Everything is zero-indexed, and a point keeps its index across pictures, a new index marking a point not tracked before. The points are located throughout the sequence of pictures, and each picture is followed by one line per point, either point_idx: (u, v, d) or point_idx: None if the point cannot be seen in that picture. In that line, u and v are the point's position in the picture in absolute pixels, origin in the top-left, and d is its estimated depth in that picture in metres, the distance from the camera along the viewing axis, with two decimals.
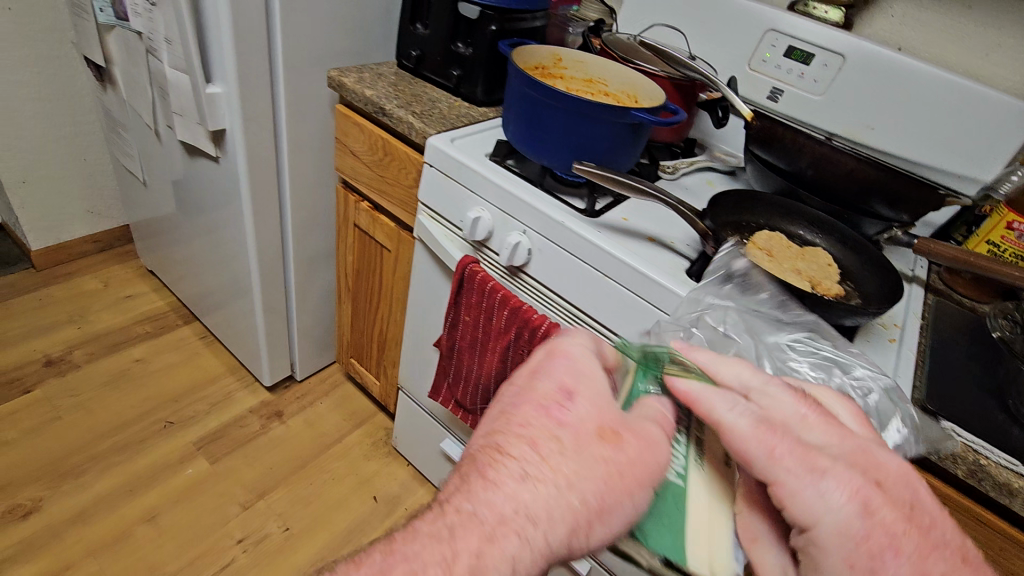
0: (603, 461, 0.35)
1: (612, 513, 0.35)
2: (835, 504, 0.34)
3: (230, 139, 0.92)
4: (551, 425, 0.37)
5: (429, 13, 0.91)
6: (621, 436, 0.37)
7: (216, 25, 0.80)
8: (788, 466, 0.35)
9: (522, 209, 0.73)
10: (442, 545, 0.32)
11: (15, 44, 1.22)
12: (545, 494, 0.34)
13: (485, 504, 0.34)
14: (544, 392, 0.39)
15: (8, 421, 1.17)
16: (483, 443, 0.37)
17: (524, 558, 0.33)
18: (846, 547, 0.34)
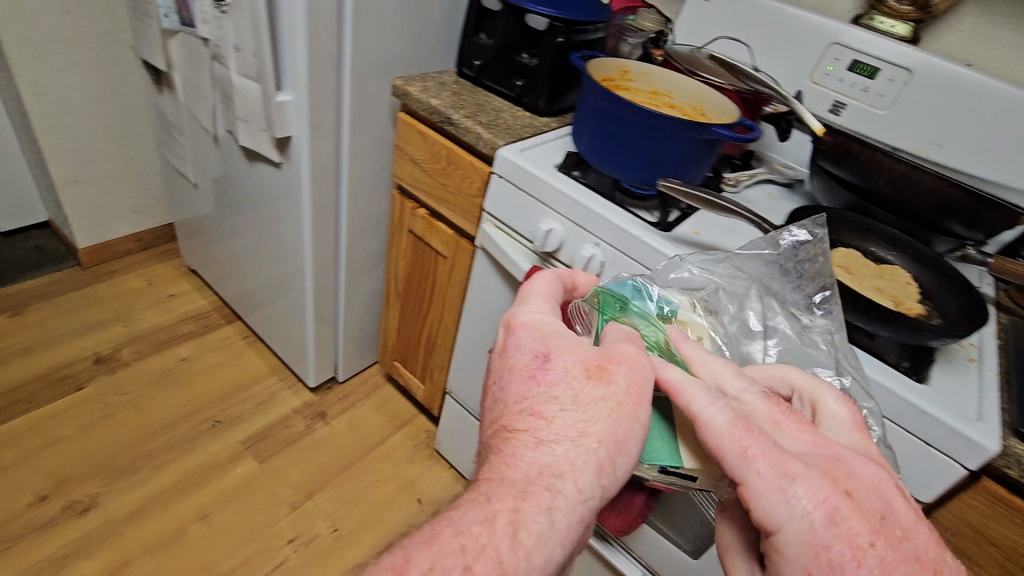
0: (601, 395, 0.41)
1: (627, 441, 0.40)
2: (796, 511, 0.38)
3: (295, 146, 0.93)
4: (542, 391, 0.42)
5: (494, 24, 0.91)
6: (609, 371, 0.42)
7: (291, 35, 0.81)
8: (755, 471, 0.39)
9: (596, 222, 0.74)
10: (479, 511, 0.37)
11: (73, 47, 1.23)
12: (562, 449, 0.39)
13: (514, 470, 0.39)
14: (522, 364, 0.44)
15: (63, 417, 1.19)
16: (497, 429, 0.42)
17: (560, 503, 0.37)
18: (806, 554, 0.37)
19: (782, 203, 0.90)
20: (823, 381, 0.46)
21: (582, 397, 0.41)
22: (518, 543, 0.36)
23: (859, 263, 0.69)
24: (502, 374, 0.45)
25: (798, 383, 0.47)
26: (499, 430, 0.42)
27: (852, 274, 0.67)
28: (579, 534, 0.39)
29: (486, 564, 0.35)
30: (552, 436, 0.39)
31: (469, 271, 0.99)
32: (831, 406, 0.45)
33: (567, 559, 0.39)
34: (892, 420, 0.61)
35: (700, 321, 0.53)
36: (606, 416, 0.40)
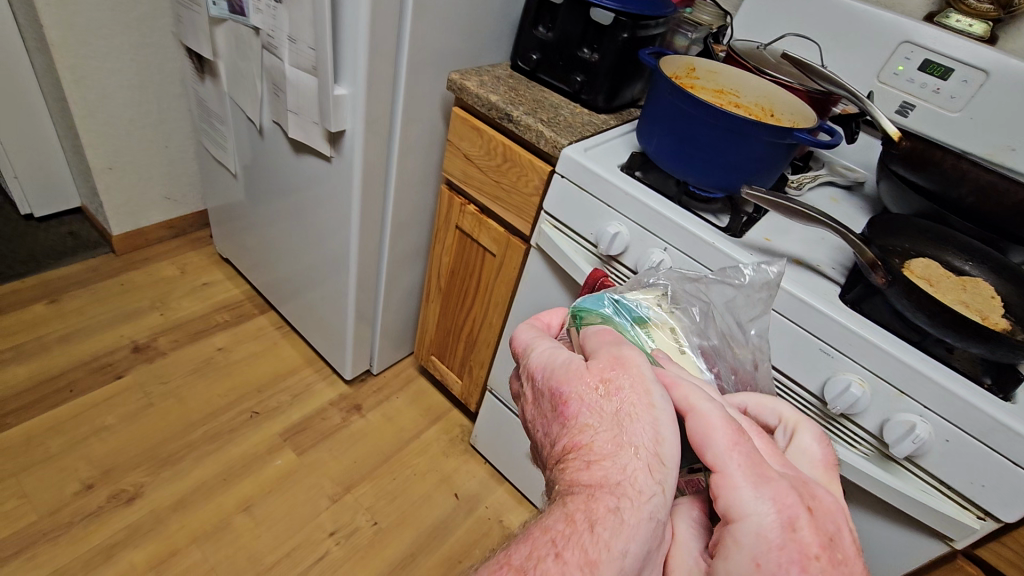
0: (621, 402, 0.39)
1: (663, 437, 0.38)
2: (758, 506, 0.36)
3: (348, 140, 0.91)
4: (569, 417, 0.40)
5: (555, 17, 0.89)
6: (613, 382, 0.40)
7: (352, 27, 0.79)
8: (733, 458, 0.37)
9: (665, 227, 0.72)
10: (553, 519, 0.36)
11: (114, 31, 1.22)
12: (611, 461, 0.37)
13: (574, 482, 0.37)
14: (550, 405, 0.42)
15: (105, 406, 1.19)
16: (552, 468, 0.41)
17: (627, 502, 0.35)
18: (757, 549, 0.35)
19: (845, 207, 0.88)
20: (809, 419, 0.47)
21: (608, 406, 0.39)
22: (599, 533, 0.34)
23: (940, 275, 0.67)
24: (539, 420, 0.44)
25: (787, 415, 0.47)
26: (551, 464, 0.41)
27: (933, 285, 0.65)
28: (657, 533, 0.36)
29: (575, 551, 0.33)
30: (591, 451, 0.38)
31: (519, 270, 0.98)
32: (809, 443, 0.45)
33: (650, 557, 0.36)
34: (980, 439, 0.57)
35: (668, 319, 0.51)
36: (630, 423, 0.38)
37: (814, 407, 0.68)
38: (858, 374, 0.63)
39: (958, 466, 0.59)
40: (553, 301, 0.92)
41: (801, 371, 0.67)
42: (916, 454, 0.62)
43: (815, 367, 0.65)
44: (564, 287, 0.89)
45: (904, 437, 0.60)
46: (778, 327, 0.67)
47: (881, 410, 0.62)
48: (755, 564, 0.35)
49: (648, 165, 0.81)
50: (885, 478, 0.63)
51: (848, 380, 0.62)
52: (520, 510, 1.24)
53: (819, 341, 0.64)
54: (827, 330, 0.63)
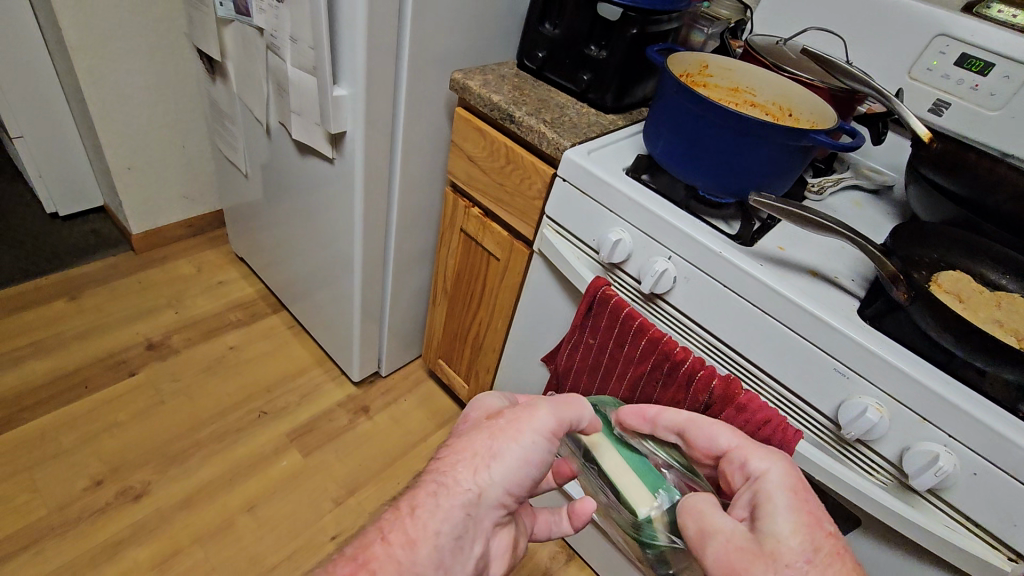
0: (489, 433, 0.47)
1: (501, 456, 0.46)
2: (770, 458, 0.50)
3: (349, 142, 0.90)
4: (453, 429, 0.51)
5: (562, 13, 0.85)
6: (502, 412, 0.49)
7: (350, 27, 0.77)
8: (736, 436, 0.53)
9: (670, 234, 0.68)
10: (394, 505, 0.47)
11: (130, 33, 1.23)
12: (452, 460, 0.47)
13: (421, 478, 0.48)
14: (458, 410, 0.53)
15: (117, 404, 1.21)
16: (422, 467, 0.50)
17: (445, 494, 0.45)
18: (790, 481, 0.49)
19: (870, 213, 0.82)
20: None
21: (474, 433, 0.48)
22: (417, 517, 0.45)
23: (971, 290, 0.61)
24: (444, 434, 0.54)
25: None
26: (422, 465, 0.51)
27: (963, 303, 0.60)
28: (472, 528, 0.46)
29: (399, 534, 0.44)
30: (445, 463, 0.47)
31: (523, 274, 0.95)
32: None
33: (463, 546, 0.46)
34: (1013, 474, 0.52)
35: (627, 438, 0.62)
36: (488, 437, 0.47)
37: (826, 431, 0.63)
38: (875, 398, 0.58)
39: (987, 502, 0.54)
40: (556, 307, 0.89)
41: (814, 392, 0.62)
42: (939, 487, 0.56)
43: (828, 387, 0.60)
44: (567, 293, 0.86)
45: (925, 469, 0.55)
46: (789, 344, 0.62)
47: (899, 437, 0.57)
48: (792, 490, 0.48)
49: (655, 169, 0.77)
50: (903, 510, 0.58)
51: (864, 404, 0.57)
52: None
53: (833, 359, 0.59)
54: (843, 349, 0.58)
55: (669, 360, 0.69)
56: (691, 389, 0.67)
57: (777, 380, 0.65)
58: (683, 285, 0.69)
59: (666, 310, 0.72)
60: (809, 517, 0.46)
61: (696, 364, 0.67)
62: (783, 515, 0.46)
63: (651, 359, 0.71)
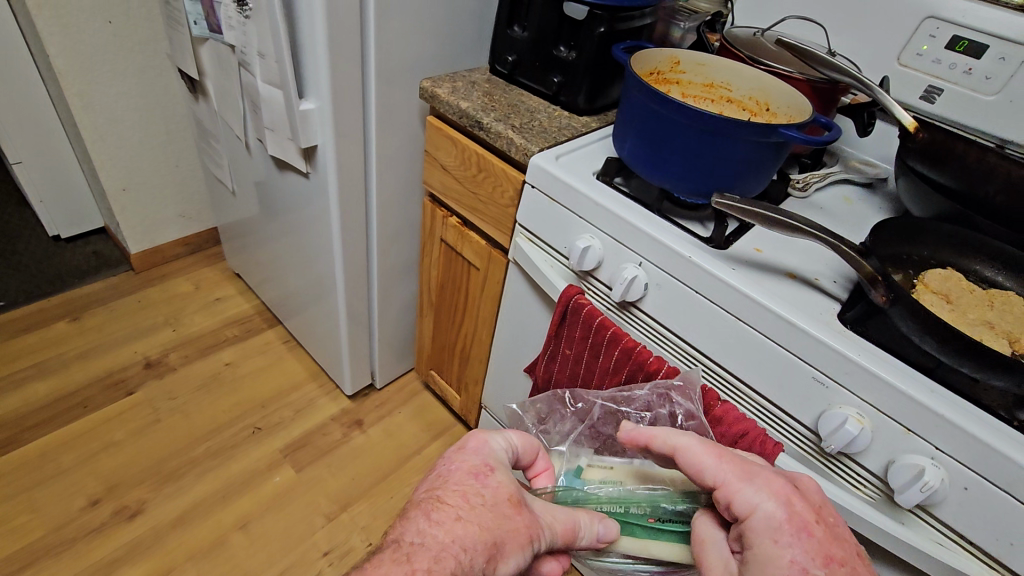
0: (510, 528, 0.43)
1: (509, 557, 0.43)
2: (760, 496, 0.43)
3: (322, 155, 0.89)
4: (469, 488, 0.44)
5: (528, 14, 0.83)
6: (520, 502, 0.45)
7: (311, 39, 0.76)
8: (723, 469, 0.44)
9: (640, 240, 0.65)
10: (396, 566, 0.40)
11: (117, 55, 1.25)
12: (473, 533, 0.42)
13: (433, 545, 0.41)
14: (471, 461, 0.47)
15: (114, 423, 1.22)
16: (419, 514, 0.43)
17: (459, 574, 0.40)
18: (771, 527, 0.42)
19: (860, 209, 0.78)
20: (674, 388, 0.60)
21: (496, 518, 0.43)
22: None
23: (960, 289, 0.57)
24: (440, 476, 0.46)
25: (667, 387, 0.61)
26: (417, 512, 0.44)
27: (951, 304, 0.56)
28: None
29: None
30: (462, 538, 0.41)
31: (502, 284, 0.92)
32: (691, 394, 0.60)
33: None
34: (1006, 489, 0.48)
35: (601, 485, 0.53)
36: (510, 532, 0.43)
37: (808, 443, 0.59)
38: (856, 408, 0.54)
39: (980, 519, 0.50)
40: (534, 317, 0.86)
41: (791, 401, 0.58)
42: (929, 503, 0.52)
43: (807, 397, 0.57)
44: (544, 303, 0.83)
45: (911, 484, 0.51)
46: (763, 351, 0.59)
47: (884, 449, 0.53)
48: (773, 540, 0.42)
49: (625, 172, 0.75)
50: (892, 527, 0.54)
51: (844, 415, 0.53)
52: None
53: (811, 368, 0.56)
54: (819, 357, 0.55)
55: (643, 371, 0.66)
56: None
57: (756, 391, 0.61)
58: (655, 292, 0.66)
59: (640, 317, 0.69)
60: (796, 566, 0.41)
61: (670, 374, 0.64)
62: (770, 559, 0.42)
63: (625, 371, 0.68)
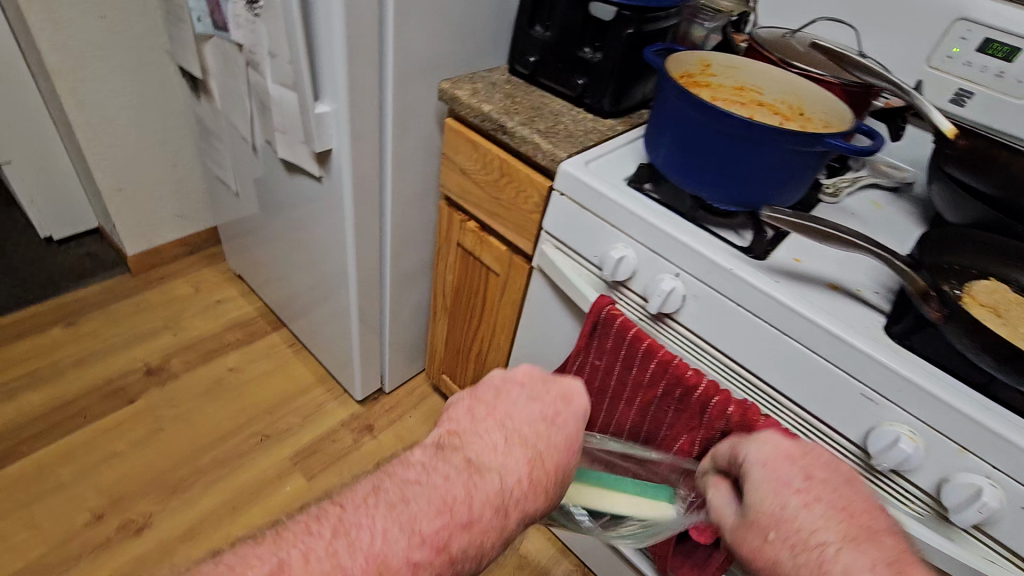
0: (547, 502, 0.46)
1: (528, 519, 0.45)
2: (757, 441, 0.50)
3: (336, 159, 0.86)
4: (565, 461, 0.46)
5: (552, 13, 0.80)
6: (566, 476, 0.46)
7: (329, 39, 0.73)
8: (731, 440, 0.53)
9: (679, 251, 0.63)
10: (495, 512, 0.42)
11: (113, 52, 1.20)
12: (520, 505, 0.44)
13: (525, 506, 0.44)
14: (574, 428, 0.47)
15: (116, 433, 1.19)
16: (522, 461, 0.44)
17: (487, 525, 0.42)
18: (765, 458, 0.48)
19: (891, 214, 0.77)
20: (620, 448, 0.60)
21: (560, 496, 0.48)
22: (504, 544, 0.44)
23: (1009, 301, 0.57)
24: (545, 423, 0.46)
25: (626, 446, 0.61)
26: (520, 461, 0.44)
27: (1002, 316, 0.55)
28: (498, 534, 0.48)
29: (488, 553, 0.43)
30: (536, 509, 0.45)
31: (524, 291, 0.90)
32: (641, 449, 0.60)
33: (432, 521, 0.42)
34: None
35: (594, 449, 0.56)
36: (546, 503, 0.46)
37: (855, 458, 0.58)
38: (907, 425, 0.53)
39: None
40: (560, 327, 0.84)
41: (836, 416, 0.57)
42: (984, 522, 0.52)
43: (853, 411, 0.56)
44: (571, 312, 0.81)
45: (967, 504, 0.50)
46: (808, 366, 0.58)
47: (936, 467, 0.53)
48: (764, 464, 0.48)
49: (658, 177, 0.73)
50: (945, 546, 0.53)
51: (896, 433, 0.53)
52: (540, 537, 1.16)
53: (858, 383, 0.55)
54: (869, 374, 0.53)
55: (681, 385, 0.64)
56: (704, 418, 0.63)
57: (798, 405, 0.60)
58: (692, 303, 0.64)
59: (676, 329, 0.68)
60: (778, 483, 0.46)
61: (709, 389, 0.63)
62: (759, 494, 0.47)
63: (661, 384, 0.67)
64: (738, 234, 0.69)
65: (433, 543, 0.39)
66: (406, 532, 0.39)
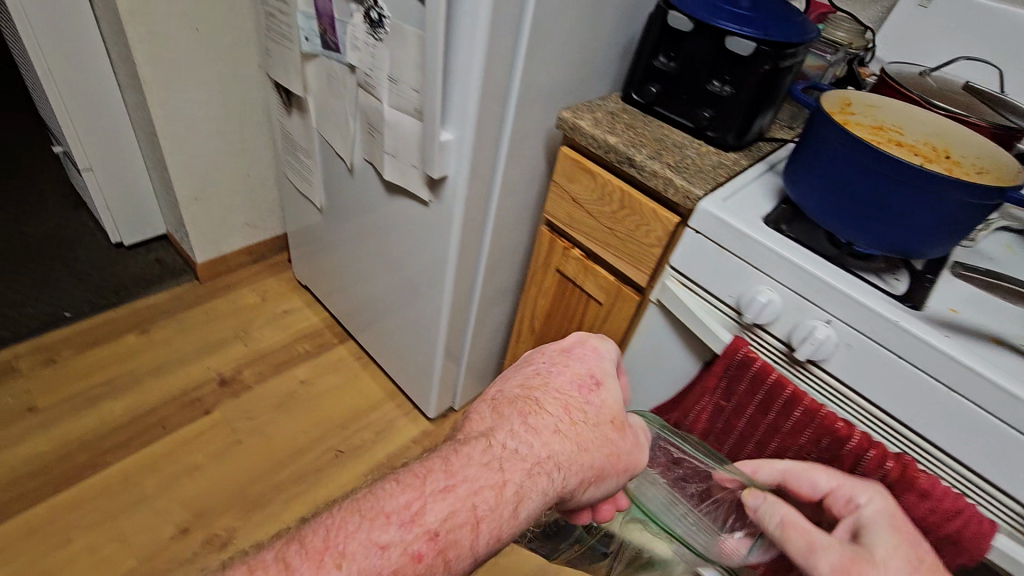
0: (575, 446, 0.45)
1: (563, 468, 0.44)
2: (873, 492, 0.57)
3: (450, 185, 0.85)
4: (577, 400, 0.47)
5: (680, 44, 0.79)
6: (580, 415, 0.47)
7: (465, 69, 0.72)
8: (834, 477, 0.59)
9: (833, 298, 0.62)
10: (484, 468, 0.43)
11: (202, 63, 1.20)
12: (527, 449, 0.44)
13: (528, 457, 0.44)
14: (578, 371, 0.49)
15: (195, 444, 1.19)
16: (514, 413, 0.46)
17: (499, 483, 0.43)
18: (886, 509, 0.55)
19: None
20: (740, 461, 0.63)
21: (598, 442, 0.46)
22: (517, 514, 0.43)
23: None
24: (539, 377, 0.49)
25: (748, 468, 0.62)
26: (513, 413, 0.46)
27: None
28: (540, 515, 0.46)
29: (490, 526, 0.42)
30: (564, 452, 0.44)
31: (630, 321, 0.89)
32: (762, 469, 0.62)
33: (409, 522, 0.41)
34: None
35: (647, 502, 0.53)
36: (575, 452, 0.45)
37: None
38: None
39: None
40: (673, 361, 0.83)
41: (1007, 479, 0.55)
42: None
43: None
44: (689, 348, 0.80)
45: None
46: (978, 425, 0.56)
47: None
48: (888, 513, 0.55)
49: (793, 218, 0.72)
50: None
51: None
52: None
53: None
54: None
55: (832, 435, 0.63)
56: (856, 470, 0.63)
57: (959, 463, 0.58)
58: (843, 352, 0.63)
59: (819, 376, 0.66)
60: (905, 537, 0.53)
61: (863, 442, 0.62)
62: (890, 540, 0.53)
63: (804, 431, 0.66)
64: (890, 279, 0.67)
65: (402, 520, 0.41)
66: (370, 517, 0.41)
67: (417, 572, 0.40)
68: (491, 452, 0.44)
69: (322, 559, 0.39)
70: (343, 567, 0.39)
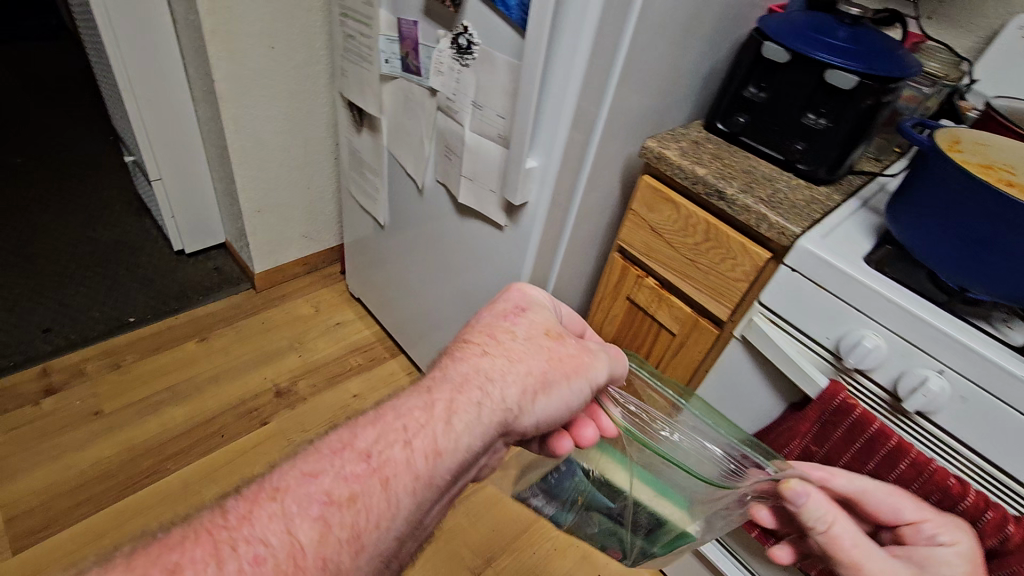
0: (508, 359, 0.50)
1: (498, 380, 0.48)
2: (956, 532, 0.58)
3: (529, 210, 0.84)
4: (505, 328, 0.53)
5: (772, 75, 0.77)
6: (510, 336, 0.53)
7: (558, 97, 0.72)
8: (920, 509, 0.59)
9: (949, 348, 0.58)
10: (418, 395, 0.47)
11: (274, 80, 1.23)
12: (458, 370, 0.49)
13: (457, 377, 0.48)
14: (501, 306, 0.56)
15: (252, 455, 1.20)
16: (445, 356, 0.51)
17: (432, 400, 0.46)
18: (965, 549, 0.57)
19: None
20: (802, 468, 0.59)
21: (533, 354, 0.51)
22: (450, 428, 0.45)
23: None
24: (472, 325, 0.55)
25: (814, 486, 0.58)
26: (446, 355, 0.52)
27: None
28: (492, 440, 0.48)
29: (422, 442, 0.44)
30: (494, 366, 0.49)
31: (704, 354, 0.87)
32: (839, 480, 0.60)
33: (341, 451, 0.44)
34: None
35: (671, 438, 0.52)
36: (507, 363, 0.50)
37: None
38: None
39: None
40: (752, 398, 0.81)
41: None
42: None
43: None
44: (775, 387, 0.77)
45: None
46: None
47: None
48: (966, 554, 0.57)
49: (895, 259, 0.69)
50: None
51: None
52: None
53: None
54: None
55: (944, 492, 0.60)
56: None
57: None
58: (957, 406, 0.59)
59: (925, 428, 0.63)
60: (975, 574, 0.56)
61: (978, 503, 0.59)
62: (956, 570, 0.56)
63: (909, 484, 0.63)
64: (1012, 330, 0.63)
65: (336, 449, 0.44)
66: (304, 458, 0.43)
67: (351, 493, 0.41)
68: (420, 387, 0.48)
69: (257, 497, 0.40)
70: (277, 498, 0.40)
